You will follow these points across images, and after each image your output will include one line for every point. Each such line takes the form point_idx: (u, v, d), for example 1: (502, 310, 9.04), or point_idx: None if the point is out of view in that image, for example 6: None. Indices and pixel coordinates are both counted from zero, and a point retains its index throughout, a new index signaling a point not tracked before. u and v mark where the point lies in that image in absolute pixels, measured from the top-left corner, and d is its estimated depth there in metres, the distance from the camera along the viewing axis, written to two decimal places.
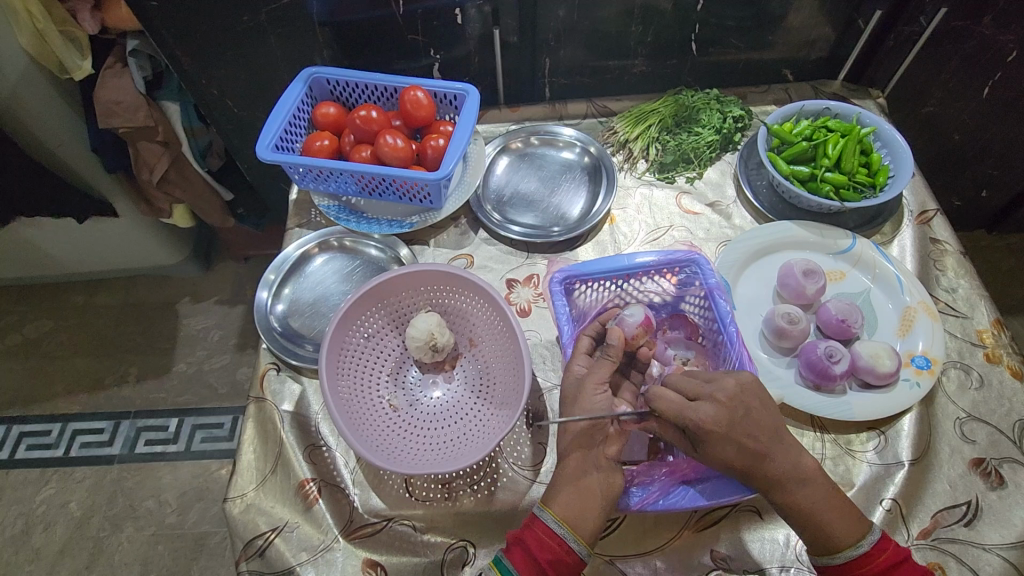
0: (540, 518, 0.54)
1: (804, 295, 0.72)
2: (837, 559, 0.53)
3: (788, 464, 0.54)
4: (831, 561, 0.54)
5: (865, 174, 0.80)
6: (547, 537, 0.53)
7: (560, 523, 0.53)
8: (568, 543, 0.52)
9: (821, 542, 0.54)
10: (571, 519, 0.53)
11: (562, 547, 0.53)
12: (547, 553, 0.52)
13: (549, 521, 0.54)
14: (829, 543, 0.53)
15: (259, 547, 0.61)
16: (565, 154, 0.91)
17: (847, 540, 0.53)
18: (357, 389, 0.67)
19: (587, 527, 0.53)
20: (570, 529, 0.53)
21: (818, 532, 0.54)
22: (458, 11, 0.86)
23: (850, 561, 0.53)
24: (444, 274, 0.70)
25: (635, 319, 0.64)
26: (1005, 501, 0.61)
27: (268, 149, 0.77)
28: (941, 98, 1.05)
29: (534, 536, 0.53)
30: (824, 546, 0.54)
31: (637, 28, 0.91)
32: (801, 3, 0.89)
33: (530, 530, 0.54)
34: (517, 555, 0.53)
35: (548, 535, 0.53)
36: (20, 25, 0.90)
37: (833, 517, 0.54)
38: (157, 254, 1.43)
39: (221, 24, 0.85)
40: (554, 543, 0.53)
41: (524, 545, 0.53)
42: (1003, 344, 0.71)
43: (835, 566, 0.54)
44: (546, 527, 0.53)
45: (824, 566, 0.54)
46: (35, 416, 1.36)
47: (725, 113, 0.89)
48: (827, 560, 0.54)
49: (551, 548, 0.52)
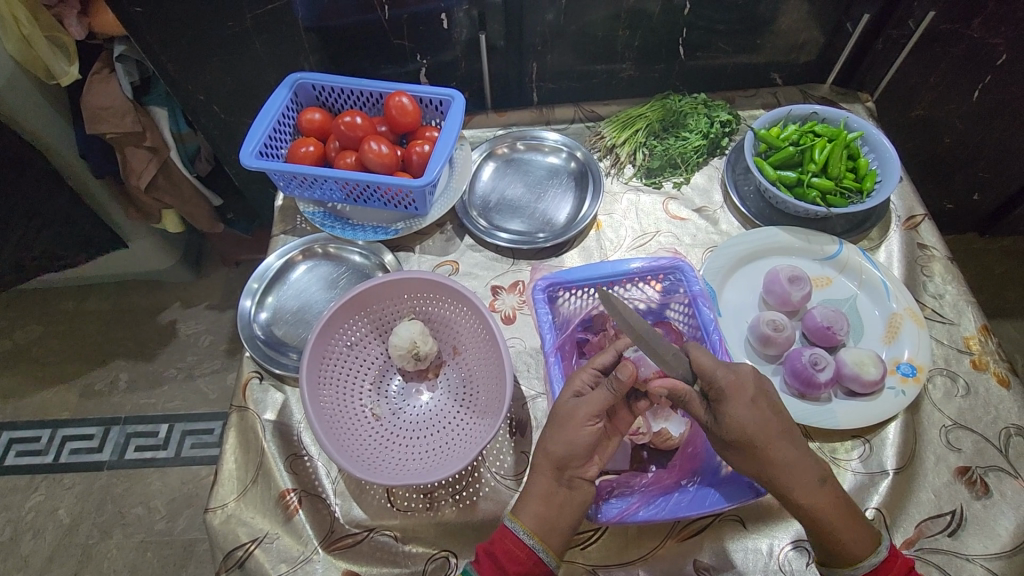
0: (510, 529, 0.53)
1: (789, 302, 0.72)
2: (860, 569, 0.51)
3: (800, 466, 0.53)
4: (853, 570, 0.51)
5: (852, 179, 0.80)
6: (517, 550, 0.52)
7: (530, 534, 0.52)
8: (536, 552, 0.52)
9: (838, 551, 0.52)
10: (541, 532, 0.53)
11: (530, 558, 0.52)
12: (514, 565, 0.51)
13: (518, 531, 0.52)
14: (846, 553, 0.52)
15: (239, 559, 0.60)
16: (551, 159, 0.91)
17: (864, 549, 0.52)
18: (338, 399, 0.67)
19: (556, 540, 0.53)
20: (540, 540, 0.52)
21: (834, 540, 0.52)
22: (444, 15, 0.86)
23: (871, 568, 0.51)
24: (427, 282, 0.70)
25: (655, 363, 0.59)
26: (990, 510, 0.61)
27: (252, 155, 0.76)
28: (930, 102, 1.04)
29: (502, 547, 0.52)
30: (841, 555, 0.52)
31: (625, 32, 0.91)
32: (789, 7, 0.88)
33: (496, 540, 0.53)
34: (486, 569, 0.51)
35: (516, 547, 0.52)
36: (6, 31, 0.90)
37: (847, 523, 0.52)
38: (148, 258, 1.43)
39: (206, 29, 0.85)
40: (522, 553, 0.52)
41: (494, 557, 0.52)
42: (989, 350, 0.71)
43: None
44: (515, 537, 0.52)
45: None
46: (25, 422, 1.36)
47: (712, 117, 0.88)
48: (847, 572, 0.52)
49: (519, 560, 0.52)
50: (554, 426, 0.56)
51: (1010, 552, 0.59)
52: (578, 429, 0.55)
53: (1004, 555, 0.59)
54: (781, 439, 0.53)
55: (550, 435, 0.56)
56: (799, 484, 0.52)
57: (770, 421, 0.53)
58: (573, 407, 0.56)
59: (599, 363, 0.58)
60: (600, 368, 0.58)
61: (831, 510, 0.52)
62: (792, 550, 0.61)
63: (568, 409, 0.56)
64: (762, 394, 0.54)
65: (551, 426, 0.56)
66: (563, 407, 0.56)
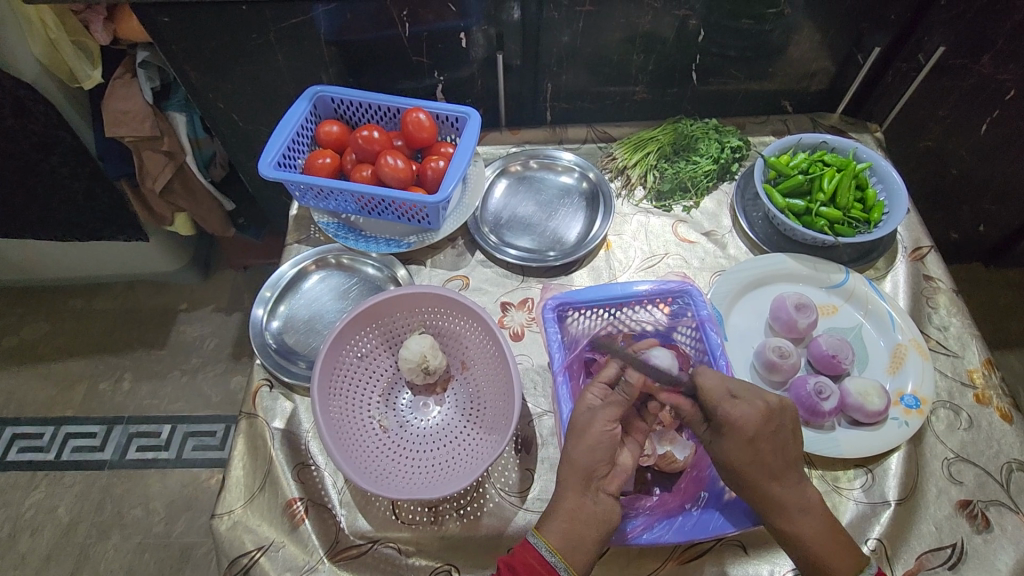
0: (534, 545, 0.52)
1: (795, 328, 0.73)
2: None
3: (792, 498, 0.54)
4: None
5: (860, 210, 0.81)
6: (540, 566, 0.51)
7: (553, 552, 0.52)
8: (558, 569, 0.51)
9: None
10: (565, 550, 0.52)
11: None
12: None
13: (543, 549, 0.52)
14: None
15: (244, 566, 0.61)
16: (563, 178, 0.92)
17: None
18: (347, 410, 0.68)
19: (579, 559, 0.52)
20: (562, 558, 0.51)
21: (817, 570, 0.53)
22: (463, 35, 0.88)
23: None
24: (439, 297, 0.71)
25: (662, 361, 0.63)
26: (990, 545, 0.61)
27: (270, 166, 0.78)
28: (938, 134, 1.06)
29: (524, 562, 0.51)
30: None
31: (639, 56, 0.93)
32: (801, 37, 0.90)
33: (518, 555, 0.52)
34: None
35: (537, 562, 0.51)
36: (33, 34, 0.93)
37: (834, 553, 0.53)
38: (158, 259, 1.44)
39: (230, 40, 0.86)
40: (543, 570, 0.51)
41: (514, 572, 0.51)
42: (992, 384, 0.71)
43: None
44: (539, 554, 0.52)
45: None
46: (28, 419, 1.37)
47: (723, 143, 0.90)
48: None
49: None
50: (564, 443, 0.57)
51: None
52: (597, 436, 0.56)
53: None
54: (778, 473, 0.54)
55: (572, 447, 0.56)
56: (787, 514, 0.54)
57: (771, 454, 0.54)
58: (589, 417, 0.58)
59: (605, 377, 0.61)
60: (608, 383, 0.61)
61: (817, 541, 0.53)
62: None
63: (586, 420, 0.57)
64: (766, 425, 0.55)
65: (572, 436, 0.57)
66: (580, 419, 0.58)
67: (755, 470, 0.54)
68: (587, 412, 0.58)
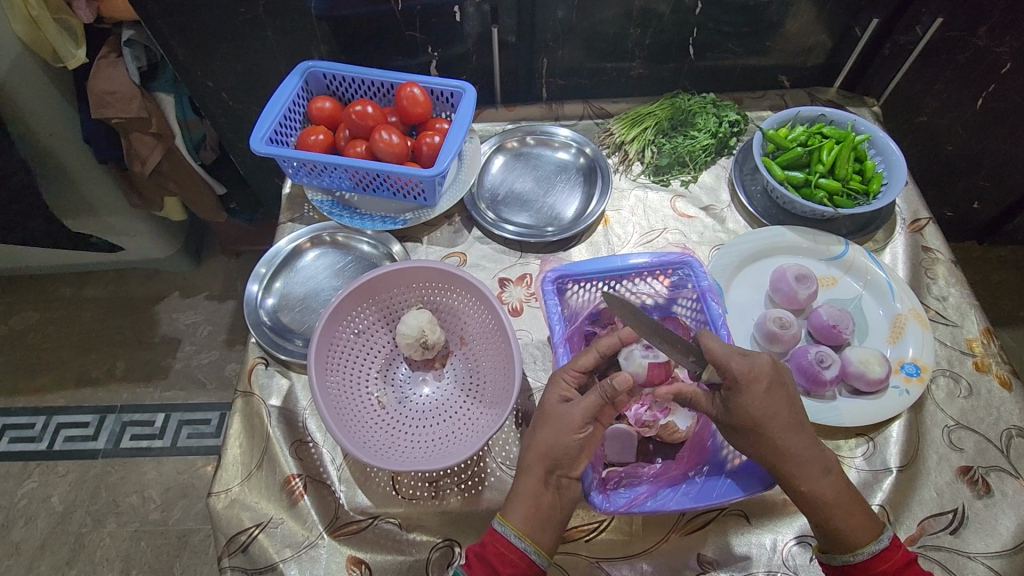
0: (502, 533, 0.52)
1: (795, 300, 0.73)
2: (859, 556, 0.51)
3: (807, 460, 0.53)
4: (853, 557, 0.52)
5: (858, 182, 0.81)
6: (510, 553, 0.51)
7: (521, 537, 0.51)
8: (528, 555, 0.51)
9: (833, 537, 0.53)
10: (532, 532, 0.52)
11: (523, 561, 0.51)
12: (508, 568, 0.50)
13: (510, 534, 0.51)
14: (843, 539, 0.52)
15: (242, 543, 0.60)
16: (560, 154, 0.91)
17: (863, 536, 0.52)
18: (345, 385, 0.67)
19: (546, 538, 0.52)
20: (531, 542, 0.51)
21: (832, 525, 0.52)
22: (457, 9, 0.86)
23: (871, 556, 0.51)
24: (438, 272, 0.70)
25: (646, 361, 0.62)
26: (992, 509, 0.61)
27: (262, 141, 0.76)
28: (935, 109, 1.06)
29: (495, 551, 0.51)
30: (841, 542, 0.52)
31: (636, 30, 0.91)
32: (799, 10, 0.89)
33: (488, 544, 0.52)
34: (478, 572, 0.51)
35: (508, 550, 0.51)
36: (14, 12, 0.89)
37: (850, 510, 0.52)
38: (147, 246, 1.42)
39: (218, 15, 0.84)
40: (515, 557, 0.51)
41: (485, 560, 0.51)
42: (991, 352, 0.72)
43: (857, 564, 0.52)
44: (507, 541, 0.51)
45: (844, 565, 0.53)
46: (19, 409, 1.35)
47: (720, 117, 0.89)
48: (847, 558, 0.52)
49: (513, 563, 0.51)
50: (547, 421, 0.55)
51: (1012, 550, 0.59)
52: (568, 423, 0.54)
53: (1007, 553, 0.59)
54: (787, 431, 0.53)
55: (540, 433, 0.55)
56: (802, 473, 0.53)
57: (780, 414, 0.53)
58: (563, 410, 0.56)
59: (579, 364, 0.58)
60: (581, 372, 0.58)
61: (833, 499, 0.53)
62: (795, 545, 0.61)
63: (560, 411, 0.55)
64: (777, 383, 0.54)
65: (542, 424, 0.56)
66: (551, 410, 0.56)
67: (770, 420, 0.53)
68: (560, 406, 0.56)
